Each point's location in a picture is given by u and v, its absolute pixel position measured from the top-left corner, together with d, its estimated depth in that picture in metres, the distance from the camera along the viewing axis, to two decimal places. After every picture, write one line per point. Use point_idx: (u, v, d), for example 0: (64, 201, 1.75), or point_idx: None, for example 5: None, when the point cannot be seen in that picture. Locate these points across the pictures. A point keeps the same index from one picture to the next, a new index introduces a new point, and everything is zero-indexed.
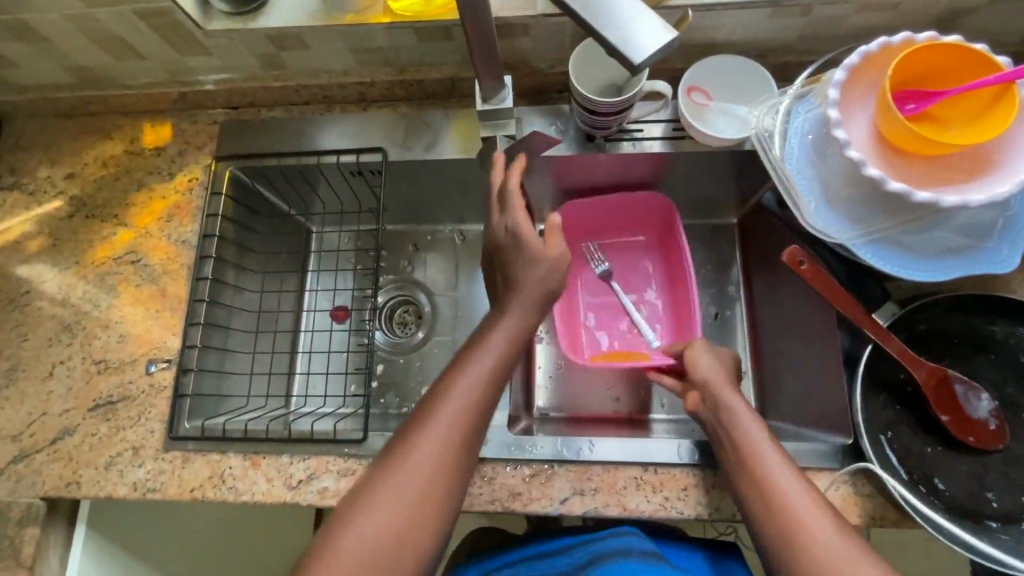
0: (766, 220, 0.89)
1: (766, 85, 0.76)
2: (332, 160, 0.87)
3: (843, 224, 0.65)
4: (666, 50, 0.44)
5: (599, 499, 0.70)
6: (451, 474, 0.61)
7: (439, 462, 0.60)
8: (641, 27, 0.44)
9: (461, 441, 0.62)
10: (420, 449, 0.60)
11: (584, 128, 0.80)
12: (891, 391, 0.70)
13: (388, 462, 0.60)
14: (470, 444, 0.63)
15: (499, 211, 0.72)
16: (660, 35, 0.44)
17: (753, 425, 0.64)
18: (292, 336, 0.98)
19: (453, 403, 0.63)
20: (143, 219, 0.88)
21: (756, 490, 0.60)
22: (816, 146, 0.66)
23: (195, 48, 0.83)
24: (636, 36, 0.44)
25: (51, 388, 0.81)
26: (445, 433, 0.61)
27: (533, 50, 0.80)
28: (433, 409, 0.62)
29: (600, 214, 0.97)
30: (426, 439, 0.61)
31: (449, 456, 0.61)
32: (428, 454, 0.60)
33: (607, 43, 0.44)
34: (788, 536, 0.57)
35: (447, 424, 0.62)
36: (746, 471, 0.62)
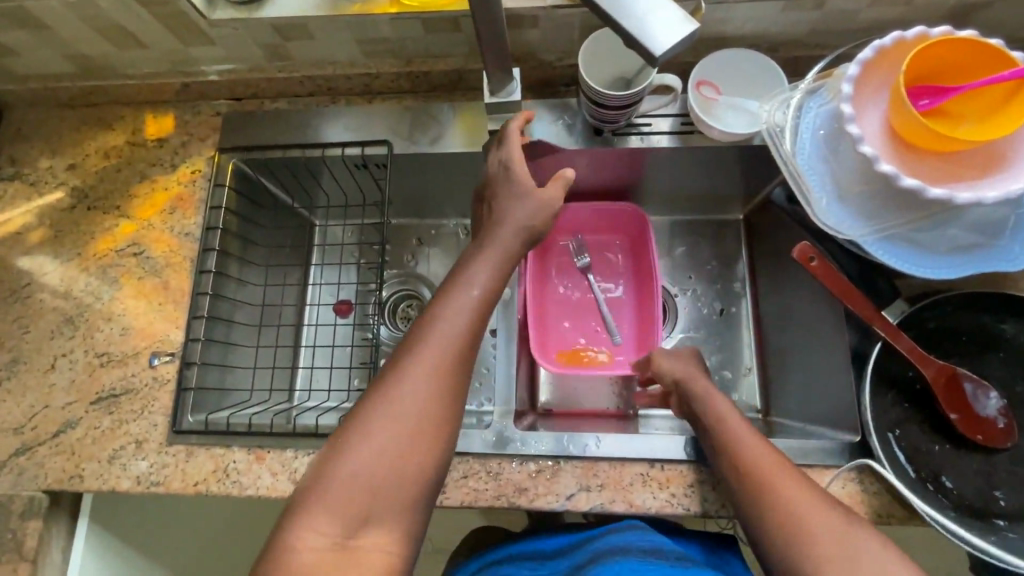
0: (775, 216, 0.88)
1: (777, 80, 0.75)
2: (337, 152, 0.87)
3: (855, 221, 0.64)
4: (684, 42, 0.43)
5: (605, 495, 0.70)
6: (443, 409, 0.58)
7: (427, 394, 0.58)
8: (662, 18, 0.43)
9: (450, 371, 0.59)
10: (407, 382, 0.58)
11: (592, 121, 0.80)
12: (900, 388, 0.70)
13: (375, 399, 0.57)
14: (459, 376, 0.60)
15: (497, 146, 0.74)
16: (680, 29, 0.43)
17: (731, 419, 0.65)
18: (295, 330, 0.97)
19: (439, 336, 0.60)
20: (145, 211, 0.87)
21: (736, 476, 0.61)
22: (828, 141, 0.65)
23: (198, 37, 0.82)
24: (655, 27, 0.43)
25: (53, 381, 0.80)
26: (433, 365, 0.59)
27: (541, 43, 0.79)
28: (419, 342, 0.60)
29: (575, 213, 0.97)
30: (411, 372, 0.58)
31: (439, 388, 0.59)
32: (417, 386, 0.58)
33: (624, 32, 0.43)
34: (773, 501, 0.57)
35: (434, 356, 0.59)
36: (726, 460, 0.62)
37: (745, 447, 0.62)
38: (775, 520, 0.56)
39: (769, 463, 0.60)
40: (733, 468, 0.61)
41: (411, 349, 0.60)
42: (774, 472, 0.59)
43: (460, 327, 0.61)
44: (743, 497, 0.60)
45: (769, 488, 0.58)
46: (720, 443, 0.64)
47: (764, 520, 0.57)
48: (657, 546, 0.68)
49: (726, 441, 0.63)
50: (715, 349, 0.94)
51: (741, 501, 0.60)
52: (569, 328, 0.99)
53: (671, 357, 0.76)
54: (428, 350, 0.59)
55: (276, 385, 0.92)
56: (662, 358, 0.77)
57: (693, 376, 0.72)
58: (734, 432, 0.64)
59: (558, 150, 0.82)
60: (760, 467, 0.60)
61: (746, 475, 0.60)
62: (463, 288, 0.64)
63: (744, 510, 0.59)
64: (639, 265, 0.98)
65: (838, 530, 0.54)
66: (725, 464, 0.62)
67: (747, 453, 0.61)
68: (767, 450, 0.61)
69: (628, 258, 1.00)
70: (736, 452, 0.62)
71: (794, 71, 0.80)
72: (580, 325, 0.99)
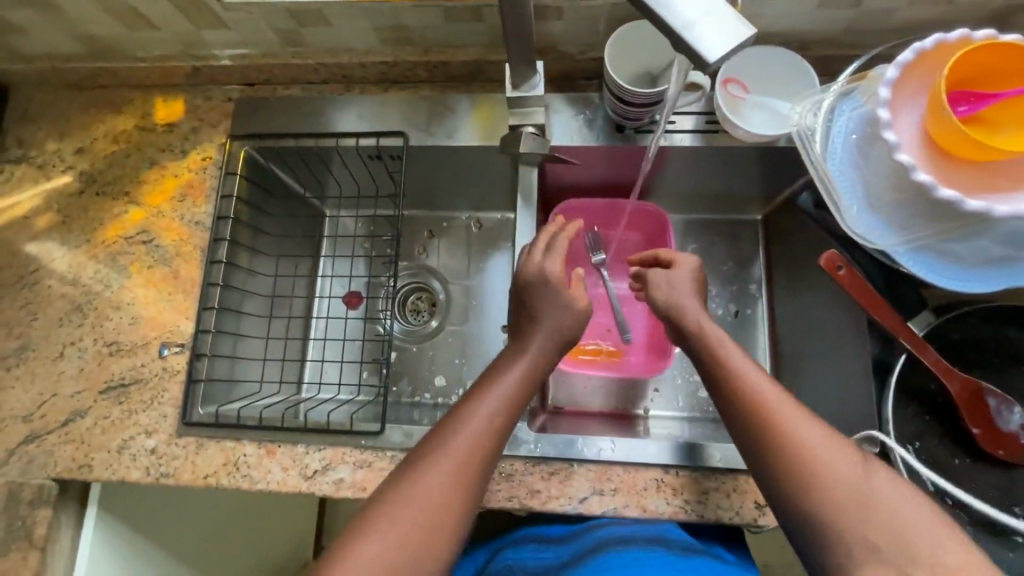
0: (795, 218, 0.86)
1: (807, 80, 0.73)
2: (350, 142, 0.84)
3: (886, 229, 0.63)
4: (730, 53, 0.41)
5: (618, 499, 0.69)
6: (463, 501, 0.58)
7: (452, 483, 0.58)
8: (715, 23, 0.41)
9: (476, 466, 0.60)
10: (429, 466, 0.59)
11: (614, 117, 0.78)
12: (921, 400, 0.69)
13: (405, 478, 0.59)
14: (479, 468, 0.60)
15: (542, 254, 0.73)
16: (730, 38, 0.40)
17: (731, 348, 0.64)
18: (304, 322, 0.96)
19: (471, 428, 0.61)
20: (154, 198, 0.85)
21: (739, 409, 0.59)
22: (860, 145, 0.63)
23: (211, 20, 0.80)
24: (703, 32, 0.40)
25: (62, 369, 0.80)
26: (455, 453, 0.60)
27: (565, 35, 0.76)
28: (454, 426, 0.62)
29: (595, 210, 0.94)
30: (443, 457, 0.59)
31: (461, 474, 0.59)
32: (439, 472, 0.58)
33: (669, 28, 0.41)
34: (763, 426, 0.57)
35: (458, 442, 0.60)
36: (724, 391, 0.62)
37: (750, 379, 0.60)
38: (781, 456, 0.55)
39: (777, 396, 0.58)
40: (737, 402, 0.60)
41: (437, 440, 0.61)
42: (780, 408, 0.57)
43: (483, 420, 0.62)
44: (744, 431, 0.58)
45: (773, 420, 0.57)
46: (720, 374, 0.63)
47: (763, 444, 0.56)
48: (659, 535, 0.68)
49: (729, 374, 0.62)
50: None
51: (744, 436, 0.58)
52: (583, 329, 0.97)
53: (661, 283, 0.74)
54: (454, 439, 0.60)
55: (286, 377, 0.91)
56: (659, 283, 0.74)
57: (694, 306, 0.71)
58: (738, 365, 0.62)
59: (578, 148, 0.80)
60: (767, 403, 0.58)
61: (747, 410, 0.59)
62: (496, 386, 0.65)
63: (746, 444, 0.58)
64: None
65: (846, 462, 0.53)
66: (724, 398, 0.61)
67: (753, 385, 0.60)
68: (771, 385, 0.60)
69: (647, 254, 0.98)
70: (740, 386, 0.60)
71: (825, 70, 0.77)
72: (594, 325, 0.98)
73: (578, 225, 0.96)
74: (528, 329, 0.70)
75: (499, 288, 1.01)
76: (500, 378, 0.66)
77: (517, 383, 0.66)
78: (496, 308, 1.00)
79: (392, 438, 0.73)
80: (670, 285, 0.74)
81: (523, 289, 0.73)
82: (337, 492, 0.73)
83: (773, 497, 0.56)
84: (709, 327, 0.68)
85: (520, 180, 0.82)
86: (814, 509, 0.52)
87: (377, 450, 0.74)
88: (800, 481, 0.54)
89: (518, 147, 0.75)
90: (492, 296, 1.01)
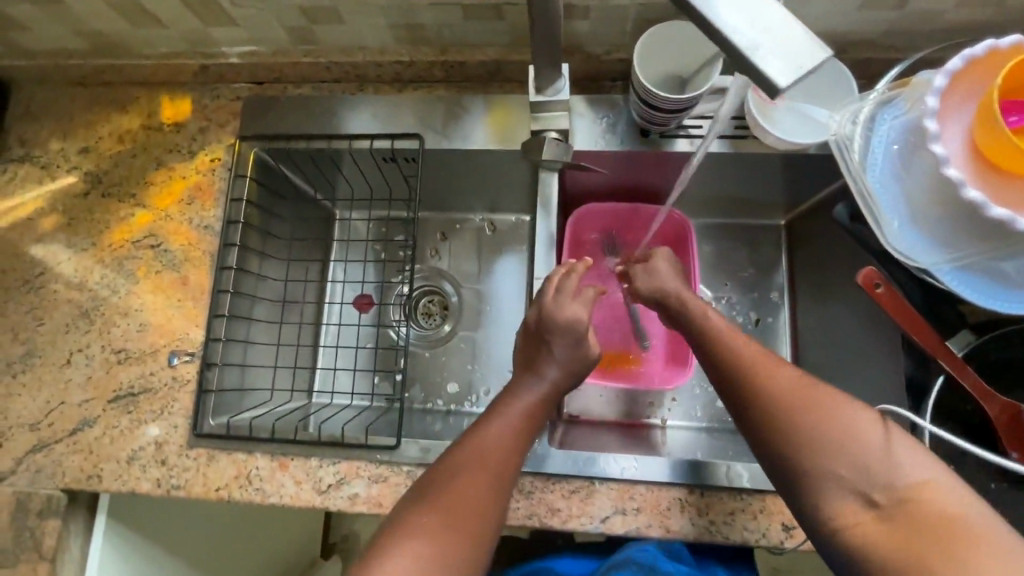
0: (822, 226, 0.83)
1: (845, 83, 0.70)
2: (364, 144, 0.81)
3: (930, 247, 0.59)
4: (801, 80, 0.35)
5: (641, 519, 0.67)
6: (495, 504, 0.60)
7: (485, 485, 0.60)
8: (785, 43, 0.36)
9: (506, 470, 0.62)
10: (463, 474, 0.60)
11: (639, 122, 0.74)
12: (955, 421, 0.67)
13: (438, 482, 0.60)
14: (508, 472, 0.62)
15: (555, 293, 0.71)
16: (802, 60, 0.35)
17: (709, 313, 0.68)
18: (314, 328, 0.93)
19: (499, 433, 0.64)
20: (161, 200, 0.83)
21: (720, 371, 0.61)
22: (904, 158, 0.59)
23: (220, 17, 0.77)
24: (772, 54, 0.35)
25: (69, 377, 0.78)
26: (485, 458, 0.61)
27: (590, 35, 0.73)
28: (482, 431, 0.64)
29: (615, 213, 0.91)
30: (475, 459, 0.61)
31: (493, 482, 0.61)
32: (473, 478, 0.60)
33: (732, 49, 0.36)
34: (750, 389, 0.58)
35: (488, 448, 0.62)
36: (712, 359, 0.63)
37: (729, 341, 0.63)
38: (756, 411, 0.56)
39: (754, 354, 0.60)
40: (718, 362, 0.62)
41: (467, 445, 0.63)
42: (756, 364, 0.59)
43: (509, 429, 0.64)
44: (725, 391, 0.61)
45: (750, 378, 0.58)
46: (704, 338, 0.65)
47: (750, 406, 0.57)
48: None
49: (711, 337, 0.64)
50: None
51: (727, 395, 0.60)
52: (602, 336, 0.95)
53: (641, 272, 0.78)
54: (484, 448, 0.62)
55: (297, 386, 0.89)
56: (640, 276, 0.78)
57: (673, 283, 0.75)
58: (716, 329, 0.65)
59: (600, 152, 0.77)
60: (746, 362, 0.59)
61: (725, 370, 0.61)
62: (518, 398, 0.68)
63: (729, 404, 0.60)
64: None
65: (823, 408, 0.53)
66: (713, 366, 0.62)
67: (731, 348, 0.62)
68: (750, 344, 0.61)
69: None
70: (721, 348, 0.63)
71: (862, 72, 0.74)
72: (613, 332, 0.96)
73: (597, 228, 0.93)
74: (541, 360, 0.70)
75: (513, 293, 0.99)
76: (519, 392, 0.68)
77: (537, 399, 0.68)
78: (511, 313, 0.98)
79: (408, 453, 0.72)
80: (651, 273, 0.77)
81: (551, 307, 0.70)
82: (351, 508, 0.71)
83: (760, 453, 0.56)
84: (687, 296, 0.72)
85: (540, 186, 0.79)
86: (789, 457, 0.53)
87: (392, 464, 0.72)
88: (773, 432, 0.55)
89: (540, 153, 0.73)
90: (506, 302, 0.99)
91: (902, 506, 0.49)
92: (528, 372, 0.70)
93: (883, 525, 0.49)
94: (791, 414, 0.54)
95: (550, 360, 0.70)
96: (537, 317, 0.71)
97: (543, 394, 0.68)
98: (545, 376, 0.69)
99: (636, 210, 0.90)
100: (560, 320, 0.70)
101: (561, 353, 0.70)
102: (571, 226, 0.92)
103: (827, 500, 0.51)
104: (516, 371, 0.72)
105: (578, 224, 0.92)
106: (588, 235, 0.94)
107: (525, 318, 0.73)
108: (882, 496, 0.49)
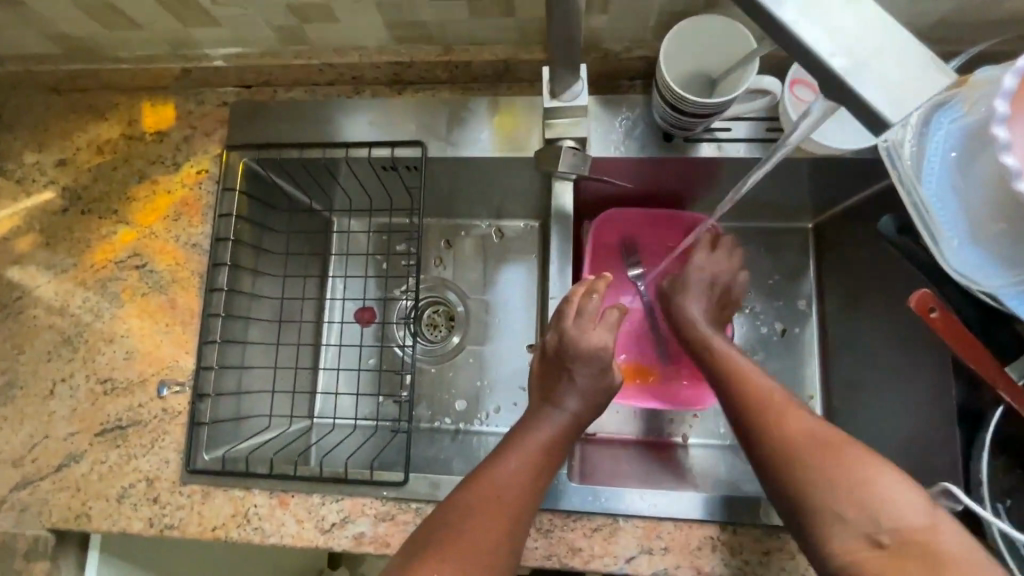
0: (857, 232, 0.77)
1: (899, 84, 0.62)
2: (362, 153, 0.75)
3: (991, 267, 0.54)
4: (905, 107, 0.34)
5: (669, 560, 0.62)
6: (508, 549, 0.55)
7: (496, 528, 0.54)
8: (889, 65, 0.34)
9: (519, 511, 0.56)
10: (476, 516, 0.54)
11: (662, 125, 0.68)
12: (1013, 451, 0.61)
13: (446, 522, 0.55)
14: (523, 514, 0.56)
15: (573, 317, 0.66)
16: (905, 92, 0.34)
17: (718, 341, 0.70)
18: (313, 348, 0.88)
19: (512, 469, 0.58)
20: (145, 216, 0.77)
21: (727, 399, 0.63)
22: (963, 169, 0.52)
23: (201, 16, 0.71)
24: (874, 79, 0.34)
25: (53, 409, 0.73)
26: (500, 497, 0.56)
27: (607, 29, 0.67)
28: (494, 466, 0.59)
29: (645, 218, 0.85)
30: (485, 498, 0.56)
31: (507, 526, 0.55)
32: (485, 521, 0.54)
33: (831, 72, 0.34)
34: (757, 416, 0.58)
35: (503, 486, 0.57)
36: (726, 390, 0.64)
37: (744, 374, 0.64)
38: (754, 437, 0.58)
39: (761, 387, 0.61)
40: (727, 389, 0.64)
41: (478, 481, 0.57)
42: (760, 396, 0.60)
43: (527, 464, 0.59)
44: (731, 417, 0.62)
45: (755, 407, 0.59)
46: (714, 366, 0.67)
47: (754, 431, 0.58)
48: None
49: (721, 367, 0.66)
50: (776, 374, 0.85)
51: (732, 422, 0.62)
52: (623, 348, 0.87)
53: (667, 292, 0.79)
54: (499, 487, 0.57)
55: (297, 410, 0.84)
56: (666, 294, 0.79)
57: (696, 310, 0.75)
58: (730, 361, 0.66)
59: (619, 159, 0.71)
60: (750, 392, 0.61)
61: (732, 397, 0.62)
62: (535, 429, 0.62)
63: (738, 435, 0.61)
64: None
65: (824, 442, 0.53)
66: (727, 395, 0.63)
67: (739, 378, 0.63)
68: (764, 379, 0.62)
69: None
70: (729, 378, 0.64)
71: None
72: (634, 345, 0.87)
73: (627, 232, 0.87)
74: (559, 389, 0.65)
75: (522, 304, 0.93)
76: (538, 423, 0.63)
77: (551, 433, 0.62)
78: (521, 327, 0.92)
79: (417, 489, 0.67)
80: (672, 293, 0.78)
81: (572, 332, 0.65)
82: (357, 548, 0.66)
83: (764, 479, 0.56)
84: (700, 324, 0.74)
85: (553, 196, 0.73)
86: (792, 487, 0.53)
87: (400, 501, 0.67)
88: (777, 456, 0.55)
89: (555, 164, 0.67)
90: (515, 314, 0.93)
91: (906, 543, 0.47)
92: (545, 403, 0.65)
93: (885, 560, 0.47)
94: (794, 445, 0.54)
95: (570, 390, 0.65)
96: (557, 343, 0.66)
97: (563, 425, 0.63)
98: (566, 407, 0.64)
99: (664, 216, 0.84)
100: (579, 346, 0.65)
101: (582, 381, 0.65)
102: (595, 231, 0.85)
103: (827, 532, 0.50)
104: (533, 400, 0.67)
105: (603, 227, 0.85)
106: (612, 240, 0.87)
107: (543, 341, 0.68)
108: (885, 532, 0.48)
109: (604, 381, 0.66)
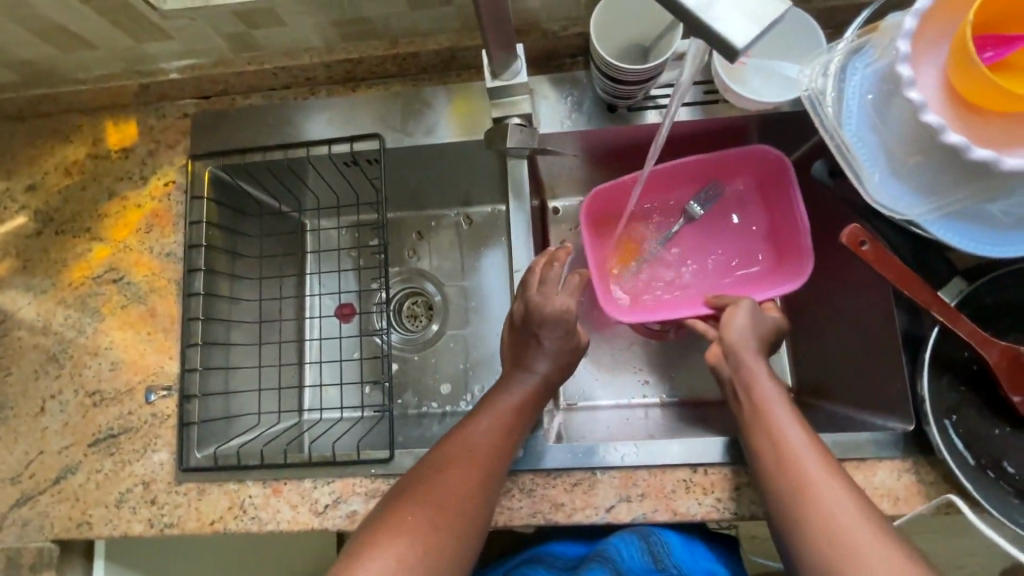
0: (804, 183, 0.80)
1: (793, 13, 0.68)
2: (323, 151, 0.78)
3: (913, 199, 0.58)
4: (761, 33, 0.38)
5: (647, 505, 0.66)
6: (481, 501, 0.58)
7: (469, 483, 0.58)
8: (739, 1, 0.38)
9: (490, 466, 0.60)
10: (449, 471, 0.58)
11: (605, 97, 0.71)
12: (957, 372, 0.65)
13: (423, 477, 0.58)
14: (495, 466, 0.60)
15: (536, 286, 0.69)
16: (757, 25, 0.37)
17: (766, 382, 0.62)
18: (297, 345, 0.90)
19: (484, 429, 0.62)
20: (119, 231, 0.79)
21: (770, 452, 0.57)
22: (879, 108, 0.57)
23: (152, 31, 0.73)
24: (727, 12, 0.37)
25: (45, 425, 0.75)
26: (472, 454, 0.60)
27: (544, 10, 0.71)
28: (465, 429, 0.62)
29: (779, 199, 0.81)
30: (456, 460, 0.59)
31: (478, 481, 0.59)
32: (456, 473, 0.58)
33: (685, 9, 0.38)
34: (796, 476, 0.55)
35: (474, 442, 0.61)
36: (763, 439, 0.58)
37: (778, 427, 0.58)
38: (799, 507, 0.53)
39: (797, 447, 0.56)
40: (765, 441, 0.58)
41: (449, 443, 0.61)
42: (808, 463, 0.55)
43: (498, 423, 0.63)
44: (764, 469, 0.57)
45: (803, 474, 0.54)
46: (749, 418, 0.60)
47: (791, 493, 0.54)
48: None
49: (759, 417, 0.59)
50: None
51: (763, 481, 0.57)
52: (594, 201, 0.83)
53: (747, 311, 0.68)
54: (470, 444, 0.61)
55: (285, 406, 0.86)
56: (738, 313, 0.68)
57: (751, 335, 0.66)
58: (766, 407, 0.60)
59: (570, 134, 0.74)
60: (796, 456, 0.56)
61: (773, 454, 0.57)
62: (506, 392, 0.66)
63: (770, 488, 0.56)
64: (716, 286, 0.85)
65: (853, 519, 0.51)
66: (763, 449, 0.58)
67: (779, 429, 0.58)
68: (801, 433, 0.57)
69: (737, 275, 0.85)
70: (770, 428, 0.58)
71: (828, 22, 0.72)
72: (606, 199, 0.83)
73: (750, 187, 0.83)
74: (531, 354, 0.69)
75: (498, 286, 0.96)
76: (509, 386, 0.67)
77: (523, 396, 0.66)
78: (499, 307, 0.95)
79: (403, 464, 0.70)
80: (752, 318, 0.67)
81: (537, 299, 0.68)
82: (351, 525, 0.69)
83: (787, 538, 0.54)
84: (749, 360, 0.64)
85: (509, 174, 0.76)
86: (816, 554, 0.51)
87: (388, 477, 0.70)
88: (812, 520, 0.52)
89: (505, 141, 0.70)
90: (492, 295, 0.96)
91: None
92: (517, 368, 0.68)
93: None
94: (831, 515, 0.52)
95: (539, 353, 0.68)
96: (523, 312, 0.69)
97: (533, 388, 0.67)
98: (537, 369, 0.68)
99: (789, 204, 0.79)
100: (545, 311, 0.67)
101: (550, 344, 0.69)
102: (713, 143, 0.81)
103: None
104: (505, 367, 0.70)
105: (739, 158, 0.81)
106: (732, 173, 0.83)
107: (511, 312, 0.71)
108: None
109: (571, 342, 0.70)
